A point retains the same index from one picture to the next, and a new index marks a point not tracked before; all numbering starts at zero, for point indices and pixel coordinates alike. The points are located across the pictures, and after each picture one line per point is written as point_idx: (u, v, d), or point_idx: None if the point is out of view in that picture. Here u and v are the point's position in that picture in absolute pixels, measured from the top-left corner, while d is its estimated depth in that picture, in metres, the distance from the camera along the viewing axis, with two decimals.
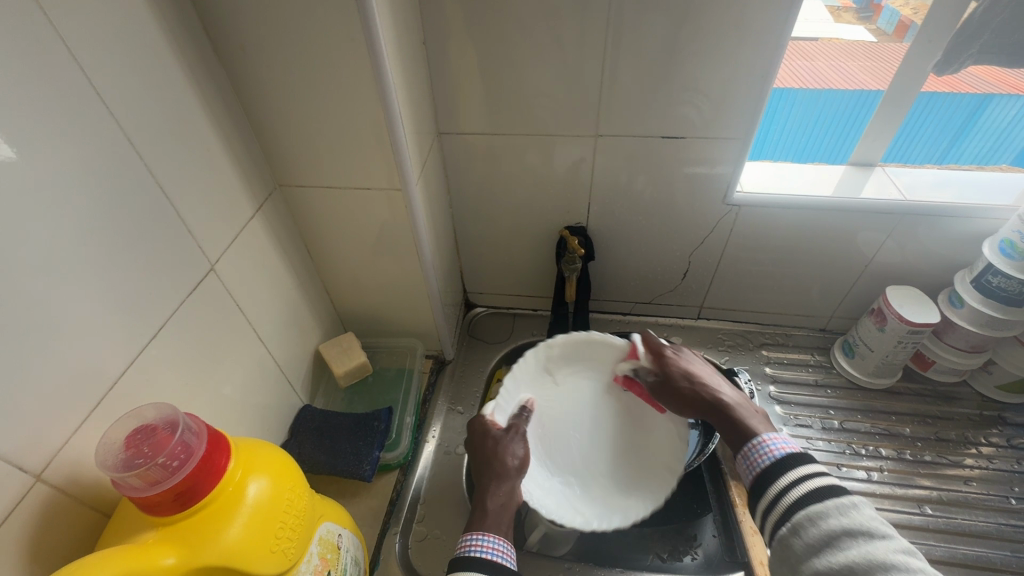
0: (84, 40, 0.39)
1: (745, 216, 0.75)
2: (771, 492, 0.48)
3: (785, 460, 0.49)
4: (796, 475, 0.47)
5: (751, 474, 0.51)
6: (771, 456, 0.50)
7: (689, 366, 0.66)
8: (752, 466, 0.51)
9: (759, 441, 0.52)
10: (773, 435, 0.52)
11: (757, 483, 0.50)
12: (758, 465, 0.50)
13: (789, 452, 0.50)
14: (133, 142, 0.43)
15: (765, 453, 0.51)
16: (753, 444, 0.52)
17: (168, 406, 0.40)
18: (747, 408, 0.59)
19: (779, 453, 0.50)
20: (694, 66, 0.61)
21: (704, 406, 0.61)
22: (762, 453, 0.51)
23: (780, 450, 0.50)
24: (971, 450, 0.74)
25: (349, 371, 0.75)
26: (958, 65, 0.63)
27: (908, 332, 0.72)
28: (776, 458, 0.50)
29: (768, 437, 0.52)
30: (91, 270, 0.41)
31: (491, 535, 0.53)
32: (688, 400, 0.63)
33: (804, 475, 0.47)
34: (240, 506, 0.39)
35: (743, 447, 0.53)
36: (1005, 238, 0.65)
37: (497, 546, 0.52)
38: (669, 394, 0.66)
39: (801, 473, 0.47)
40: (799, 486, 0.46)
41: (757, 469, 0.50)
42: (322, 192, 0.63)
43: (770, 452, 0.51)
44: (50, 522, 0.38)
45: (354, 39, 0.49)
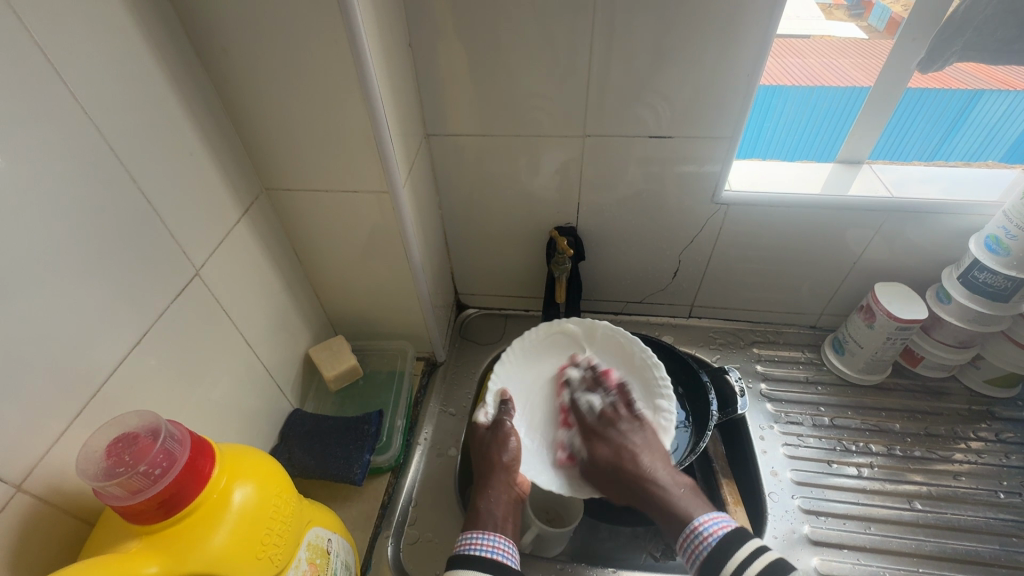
0: (63, 47, 0.38)
1: (733, 215, 0.75)
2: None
3: (724, 545, 0.54)
4: (748, 550, 0.53)
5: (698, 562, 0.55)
6: (714, 539, 0.55)
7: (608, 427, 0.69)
8: (696, 552, 0.56)
9: (695, 527, 0.57)
10: (704, 519, 0.57)
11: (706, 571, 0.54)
12: (699, 553, 0.55)
13: (729, 528, 0.55)
14: (113, 149, 0.43)
15: (702, 540, 0.56)
16: (689, 533, 0.57)
17: (150, 415, 0.40)
18: (672, 488, 0.62)
19: (715, 537, 0.55)
20: (679, 65, 0.61)
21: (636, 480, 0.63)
22: (700, 540, 0.56)
23: (717, 534, 0.55)
24: (960, 445, 0.74)
25: (339, 374, 0.75)
26: (942, 62, 0.63)
27: (897, 328, 0.72)
28: (719, 540, 0.55)
29: (706, 518, 0.57)
30: (71, 275, 0.40)
31: (490, 534, 0.58)
32: (619, 475, 0.64)
33: (747, 551, 0.52)
34: (226, 513, 0.39)
35: (682, 538, 0.57)
36: (991, 234, 0.65)
37: (498, 543, 0.57)
38: (602, 469, 0.66)
39: (747, 550, 0.53)
40: (750, 564, 0.51)
41: (707, 551, 0.55)
42: (309, 196, 0.63)
43: (711, 533, 0.56)
44: (31, 532, 0.38)
45: (336, 39, 0.49)
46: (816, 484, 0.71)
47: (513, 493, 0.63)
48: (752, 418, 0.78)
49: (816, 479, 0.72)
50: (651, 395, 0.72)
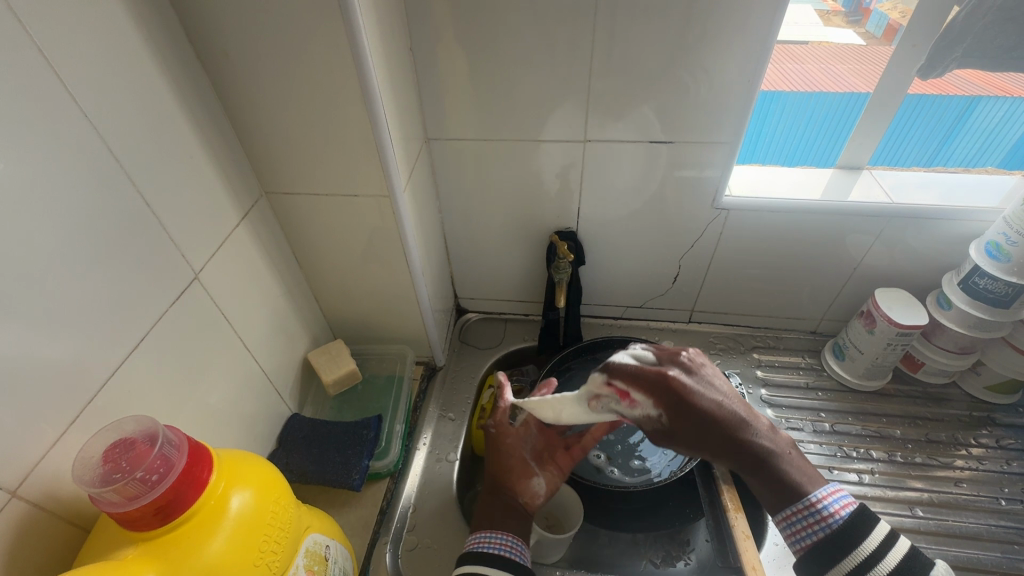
0: (63, 50, 0.38)
1: (733, 220, 0.75)
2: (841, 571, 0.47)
3: (851, 527, 0.48)
4: (875, 543, 0.47)
5: (810, 542, 0.49)
6: (839, 519, 0.48)
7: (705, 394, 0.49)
8: (812, 529, 0.49)
9: (810, 504, 0.50)
10: (825, 493, 0.50)
11: (821, 551, 0.48)
12: (816, 532, 0.49)
13: (853, 509, 0.49)
14: (113, 152, 0.43)
15: (828, 518, 0.49)
16: (805, 508, 0.50)
17: (148, 420, 0.39)
18: (786, 454, 0.52)
19: (844, 516, 0.48)
20: (679, 70, 0.61)
21: (733, 445, 0.50)
22: (821, 518, 0.49)
23: (843, 512, 0.49)
24: (961, 451, 0.74)
25: (338, 379, 0.74)
26: (943, 69, 0.63)
27: (897, 334, 0.72)
28: (845, 521, 0.48)
29: (827, 494, 0.50)
30: (69, 280, 0.40)
31: (500, 532, 0.55)
32: (713, 431, 0.49)
33: (880, 542, 0.47)
34: (223, 519, 0.38)
35: (786, 510, 0.50)
36: (992, 240, 0.65)
37: (504, 541, 0.54)
38: (692, 426, 0.49)
39: (876, 543, 0.47)
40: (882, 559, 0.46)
41: (827, 534, 0.48)
42: (309, 200, 0.63)
43: (836, 513, 0.49)
44: (26, 539, 0.37)
45: (338, 43, 0.49)
46: None
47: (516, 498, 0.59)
48: None
49: None
50: None
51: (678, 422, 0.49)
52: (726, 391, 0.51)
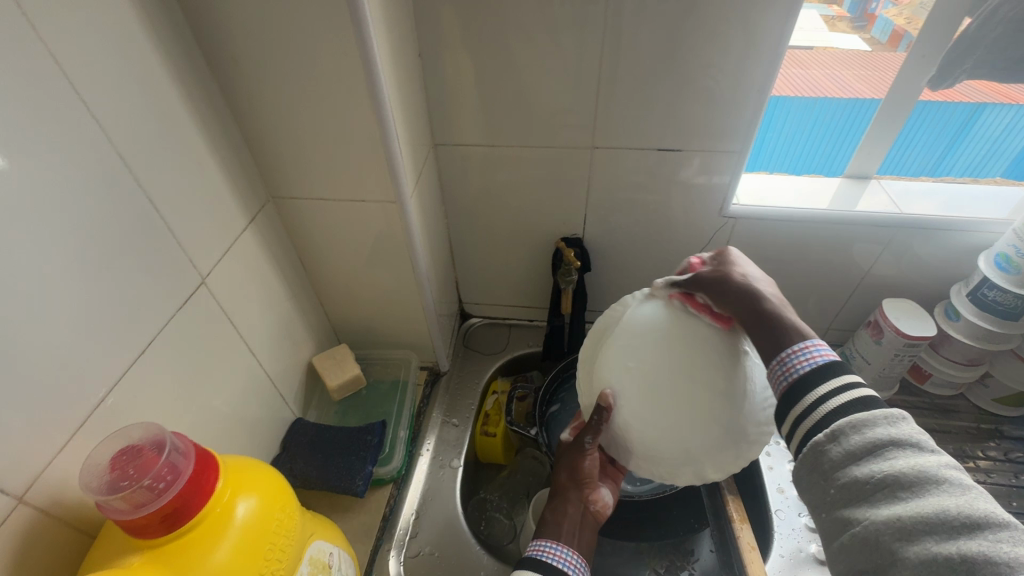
0: (75, 56, 0.38)
1: (741, 229, 0.74)
2: (794, 408, 0.41)
3: (822, 369, 0.40)
4: (836, 385, 0.39)
5: (785, 384, 0.42)
6: (812, 363, 0.41)
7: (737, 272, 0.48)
8: (785, 373, 0.42)
9: (793, 350, 0.42)
10: (813, 343, 0.43)
11: (784, 396, 0.42)
12: (792, 374, 0.41)
13: (827, 360, 0.41)
14: (123, 157, 0.43)
15: (805, 360, 0.41)
16: (790, 351, 0.42)
17: (155, 426, 0.39)
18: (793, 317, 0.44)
19: (819, 359, 0.41)
20: (687, 78, 0.61)
21: (761, 322, 0.45)
22: (800, 360, 0.42)
23: (821, 357, 0.41)
24: (969, 464, 0.74)
25: (342, 384, 0.74)
26: (952, 81, 0.63)
27: (904, 345, 0.72)
28: (818, 365, 0.41)
29: (808, 343, 0.42)
30: (77, 284, 0.40)
31: (561, 543, 0.51)
32: (738, 300, 0.46)
33: (843, 383, 0.39)
34: (228, 528, 0.38)
35: (776, 355, 0.43)
36: (1001, 252, 0.65)
37: (564, 553, 0.50)
38: (716, 292, 0.48)
39: (840, 382, 0.39)
40: (837, 397, 0.39)
41: (791, 378, 0.41)
42: (316, 205, 0.63)
43: (811, 358, 0.41)
44: (32, 545, 0.37)
45: (348, 49, 0.49)
46: None
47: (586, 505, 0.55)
48: None
49: None
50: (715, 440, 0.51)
51: (704, 287, 0.49)
52: (765, 283, 0.48)
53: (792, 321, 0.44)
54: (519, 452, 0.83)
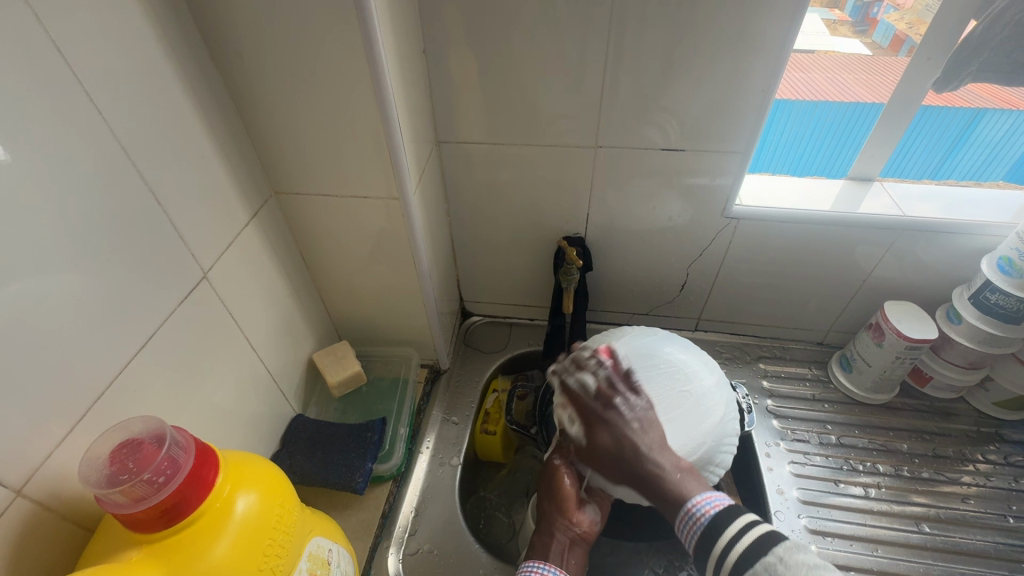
0: (79, 47, 0.38)
1: (743, 229, 0.74)
2: (711, 566, 0.49)
3: (718, 522, 0.50)
4: (733, 534, 0.48)
5: (695, 537, 0.50)
6: (708, 519, 0.50)
7: (617, 424, 0.55)
8: (690, 531, 0.51)
9: (689, 509, 0.51)
10: (701, 496, 0.51)
11: (702, 551, 0.50)
12: (697, 532, 0.50)
13: (719, 507, 0.50)
14: (126, 149, 0.43)
15: (698, 519, 0.50)
16: (685, 512, 0.51)
17: (155, 419, 0.39)
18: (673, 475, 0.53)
19: (712, 513, 0.50)
20: (693, 78, 0.61)
21: (627, 469, 0.54)
22: (696, 519, 0.50)
23: (711, 511, 0.50)
24: (968, 467, 0.74)
25: (342, 381, 0.74)
26: (958, 82, 0.63)
27: (906, 348, 0.71)
28: (711, 521, 0.50)
29: (701, 497, 0.51)
30: (78, 276, 0.40)
31: (547, 563, 0.56)
32: (624, 467, 0.54)
33: (740, 528, 0.48)
34: (228, 522, 0.38)
35: (677, 516, 0.52)
36: (1004, 255, 0.65)
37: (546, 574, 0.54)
38: (598, 450, 0.56)
39: (733, 534, 0.48)
40: (740, 541, 0.48)
41: (699, 531, 0.50)
42: (319, 201, 0.63)
43: (703, 514, 0.50)
44: (30, 538, 0.37)
45: (353, 44, 0.48)
46: (822, 503, 0.71)
47: (572, 530, 0.58)
48: (758, 435, 0.77)
49: (822, 498, 0.71)
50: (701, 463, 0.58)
51: (592, 439, 0.56)
52: (647, 440, 0.54)
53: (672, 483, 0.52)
54: (519, 451, 0.83)
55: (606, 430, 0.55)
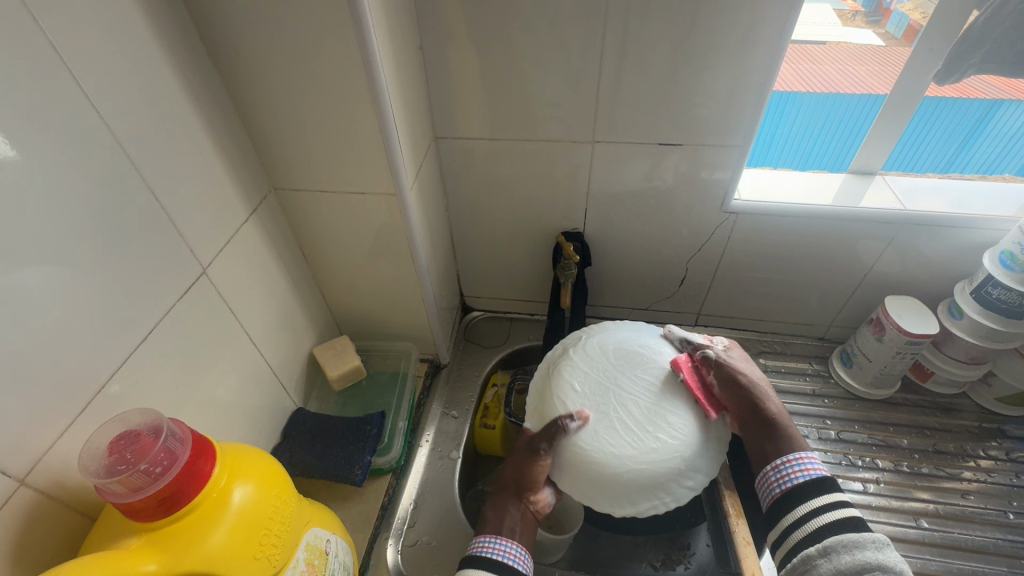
0: (76, 46, 0.39)
1: (742, 224, 0.74)
2: (787, 521, 0.56)
3: (814, 482, 0.56)
4: (826, 501, 0.55)
5: (776, 491, 0.58)
6: (799, 476, 0.57)
7: (736, 372, 0.63)
8: (782, 479, 0.58)
9: (787, 460, 0.59)
10: (801, 454, 0.59)
11: (777, 504, 0.58)
12: (790, 480, 0.57)
13: (818, 477, 0.57)
14: (124, 147, 0.43)
15: (795, 472, 0.58)
16: (776, 466, 0.59)
17: (153, 412, 0.40)
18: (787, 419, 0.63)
19: (814, 471, 0.57)
20: (691, 72, 0.61)
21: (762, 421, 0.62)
22: (788, 473, 0.58)
23: (814, 471, 0.57)
24: (969, 463, 0.73)
25: (343, 374, 0.75)
26: (959, 75, 0.62)
27: (906, 343, 0.71)
28: (806, 479, 0.57)
29: (799, 455, 0.59)
30: (79, 272, 0.41)
31: (503, 539, 0.56)
32: (755, 418, 0.62)
33: (823, 505, 0.54)
34: (224, 512, 0.39)
35: (774, 461, 0.59)
36: (1006, 250, 0.64)
37: (507, 549, 0.55)
38: (743, 410, 0.62)
39: (826, 501, 0.54)
40: (824, 514, 0.54)
41: (784, 486, 0.58)
42: (317, 197, 0.64)
43: (804, 469, 0.58)
44: (34, 526, 0.38)
45: (347, 40, 0.49)
46: None
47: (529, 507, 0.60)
48: None
49: None
50: (642, 488, 0.56)
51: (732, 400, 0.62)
52: (757, 378, 0.64)
53: (791, 430, 0.62)
54: None
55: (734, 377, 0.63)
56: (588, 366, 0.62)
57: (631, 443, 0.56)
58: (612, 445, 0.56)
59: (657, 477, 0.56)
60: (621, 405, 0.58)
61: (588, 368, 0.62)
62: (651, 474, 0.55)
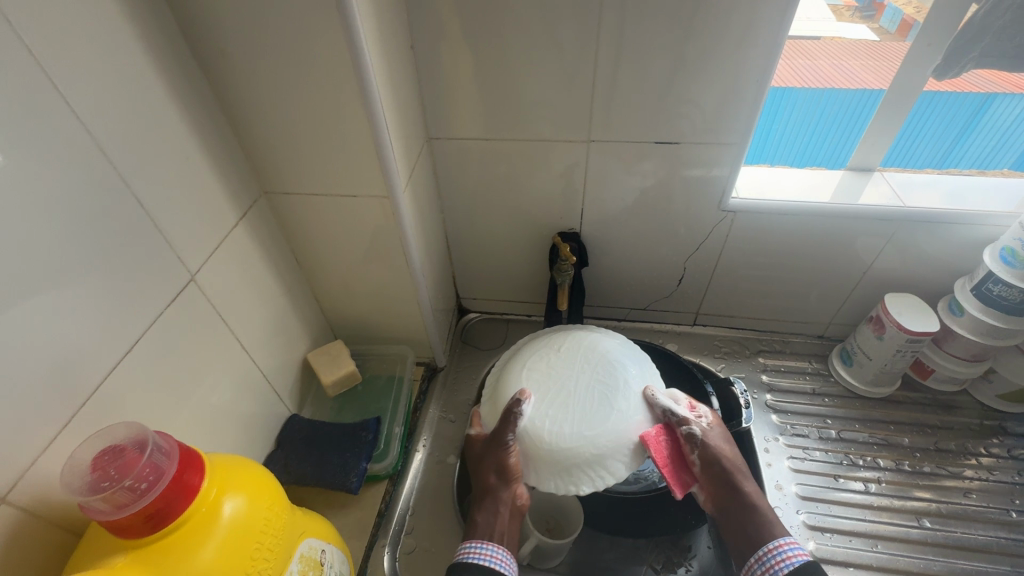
0: (53, 49, 0.37)
1: (740, 223, 0.73)
2: None
3: (800, 570, 0.55)
4: None
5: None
6: (789, 565, 0.56)
7: (718, 457, 0.61)
8: (765, 570, 0.57)
9: (770, 548, 0.57)
10: (780, 541, 0.58)
11: None
12: (776, 571, 0.56)
13: (801, 563, 0.56)
14: (106, 153, 0.42)
15: (783, 560, 0.56)
16: (769, 550, 0.57)
17: (137, 426, 0.39)
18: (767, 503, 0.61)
19: (797, 560, 0.56)
20: (688, 68, 0.60)
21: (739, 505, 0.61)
22: (778, 560, 0.56)
23: (797, 559, 0.56)
24: (971, 461, 0.73)
25: (338, 380, 0.74)
26: (958, 70, 0.61)
27: (906, 341, 0.70)
28: (795, 567, 0.55)
29: (783, 542, 0.58)
30: (61, 281, 0.40)
31: (489, 543, 0.58)
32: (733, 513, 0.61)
33: None
34: (215, 526, 0.38)
35: (757, 550, 0.58)
36: (1007, 246, 0.64)
37: (494, 553, 0.57)
38: (725, 499, 0.61)
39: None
40: None
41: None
42: (309, 201, 0.62)
43: (787, 559, 0.56)
44: (16, 546, 0.37)
45: (334, 40, 0.48)
46: (821, 499, 0.70)
47: (512, 501, 0.60)
48: (757, 430, 0.77)
49: (822, 494, 0.70)
50: (581, 470, 0.57)
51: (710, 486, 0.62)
52: (736, 459, 0.62)
53: (770, 518, 0.60)
54: None
55: (710, 462, 0.61)
56: (548, 357, 0.64)
57: (576, 424, 0.57)
58: (559, 426, 0.58)
59: (597, 462, 0.57)
60: (574, 394, 0.59)
61: (547, 359, 0.63)
62: (589, 456, 0.57)
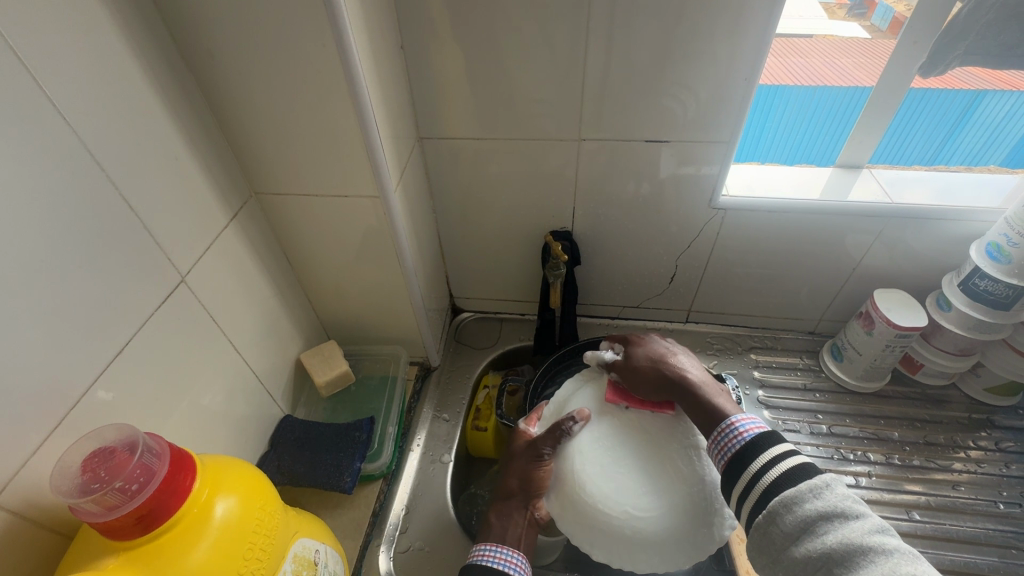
0: (40, 51, 0.37)
1: (730, 220, 0.74)
2: (739, 488, 0.48)
3: (755, 442, 0.48)
4: (768, 457, 0.47)
5: (724, 459, 0.50)
6: (742, 440, 0.49)
7: (647, 365, 0.59)
8: (723, 451, 0.50)
9: (726, 425, 0.51)
10: (741, 417, 0.51)
11: (727, 478, 0.49)
12: (730, 449, 0.49)
13: (759, 432, 0.49)
14: (94, 155, 0.42)
15: (736, 436, 0.50)
16: (723, 428, 0.51)
17: (129, 428, 0.39)
18: (712, 386, 0.56)
19: (749, 433, 0.49)
20: (677, 67, 0.60)
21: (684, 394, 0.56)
22: (732, 436, 0.50)
23: (749, 432, 0.49)
24: (959, 454, 0.73)
25: (330, 381, 0.74)
26: (943, 67, 0.63)
27: (895, 336, 0.71)
28: (747, 440, 0.49)
29: (742, 417, 0.51)
30: (50, 283, 0.40)
31: (505, 547, 0.54)
32: (680, 396, 0.55)
33: (766, 461, 0.47)
34: (206, 527, 0.38)
35: (713, 431, 0.52)
36: (992, 241, 0.64)
37: (509, 557, 0.52)
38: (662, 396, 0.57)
39: (773, 456, 0.47)
40: (771, 469, 0.46)
41: (728, 455, 0.50)
42: (300, 201, 0.62)
43: (739, 435, 0.50)
44: (6, 548, 0.37)
45: (324, 40, 0.48)
46: None
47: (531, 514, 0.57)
48: None
49: None
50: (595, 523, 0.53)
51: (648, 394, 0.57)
52: (682, 363, 0.59)
53: (717, 398, 0.54)
54: None
55: (643, 373, 0.59)
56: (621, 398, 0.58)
57: (617, 483, 0.53)
58: (597, 472, 0.53)
59: (620, 528, 0.52)
60: (630, 452, 0.54)
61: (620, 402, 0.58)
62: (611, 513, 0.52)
